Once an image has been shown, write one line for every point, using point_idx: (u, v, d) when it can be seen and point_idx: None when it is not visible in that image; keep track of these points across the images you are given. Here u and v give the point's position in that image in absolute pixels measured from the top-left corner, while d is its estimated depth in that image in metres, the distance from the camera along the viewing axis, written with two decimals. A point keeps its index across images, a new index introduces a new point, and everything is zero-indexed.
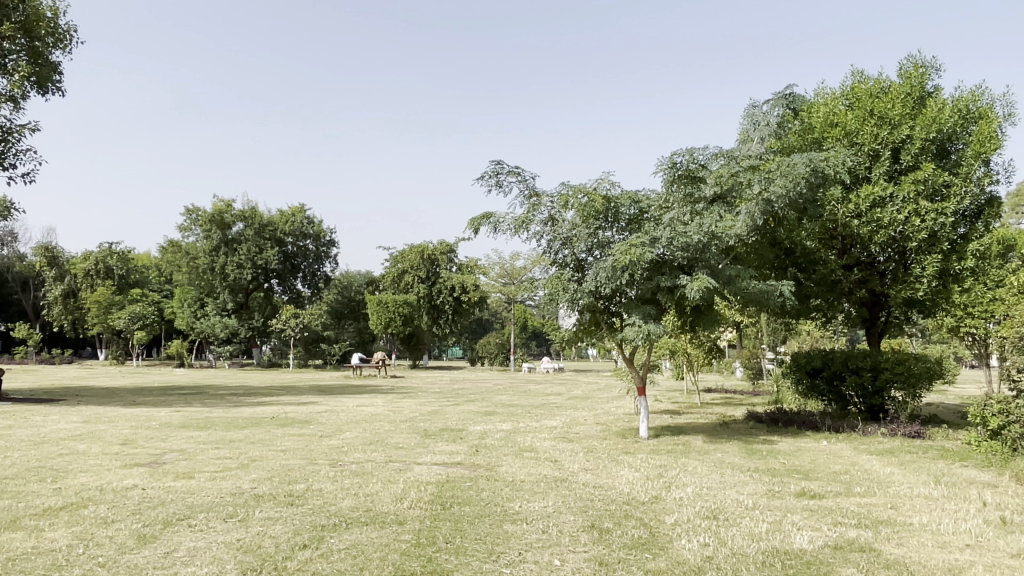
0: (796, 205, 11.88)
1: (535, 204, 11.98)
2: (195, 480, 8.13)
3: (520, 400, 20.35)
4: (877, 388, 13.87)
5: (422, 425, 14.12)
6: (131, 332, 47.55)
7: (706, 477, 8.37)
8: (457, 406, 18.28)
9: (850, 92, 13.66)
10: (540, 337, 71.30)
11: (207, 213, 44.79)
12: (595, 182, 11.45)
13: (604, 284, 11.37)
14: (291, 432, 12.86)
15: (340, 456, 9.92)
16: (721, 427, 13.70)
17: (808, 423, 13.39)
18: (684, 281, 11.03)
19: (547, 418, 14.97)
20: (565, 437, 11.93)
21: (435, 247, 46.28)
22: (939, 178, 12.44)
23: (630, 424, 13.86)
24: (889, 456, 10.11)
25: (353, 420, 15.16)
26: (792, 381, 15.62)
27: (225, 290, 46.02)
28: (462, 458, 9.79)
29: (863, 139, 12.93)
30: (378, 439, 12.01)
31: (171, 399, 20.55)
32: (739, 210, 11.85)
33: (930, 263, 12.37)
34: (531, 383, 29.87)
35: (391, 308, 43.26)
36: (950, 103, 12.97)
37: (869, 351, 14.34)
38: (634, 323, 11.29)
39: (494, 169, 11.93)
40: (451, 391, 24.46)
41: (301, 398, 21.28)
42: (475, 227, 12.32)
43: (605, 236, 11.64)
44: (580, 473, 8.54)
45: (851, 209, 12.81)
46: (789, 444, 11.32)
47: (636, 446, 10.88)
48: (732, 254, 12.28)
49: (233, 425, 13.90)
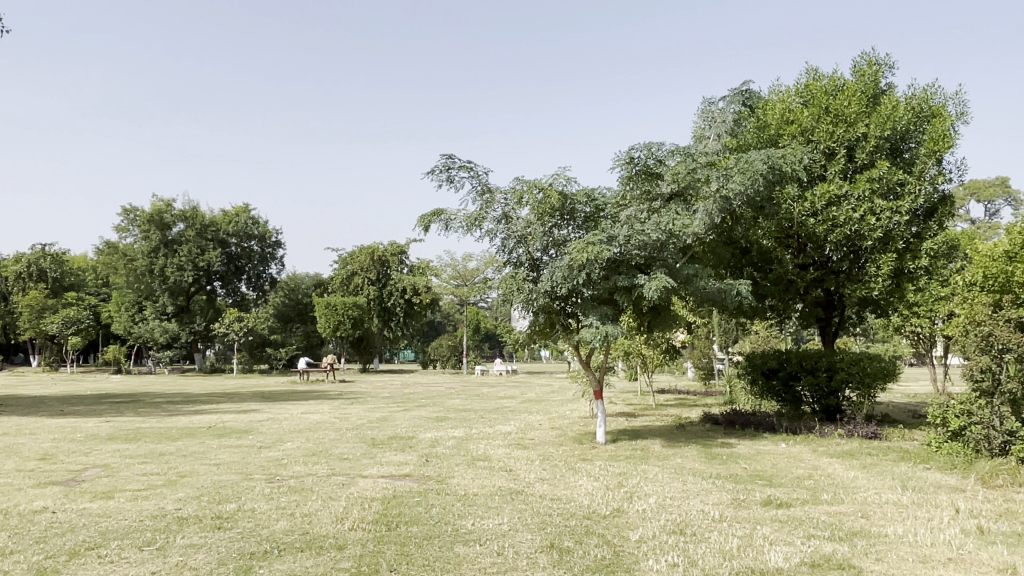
0: (754, 203, 11.61)
1: (488, 201, 11.47)
2: (114, 500, 7.37)
3: (473, 404, 19.81)
4: (832, 388, 13.73)
5: (370, 433, 13.48)
6: (64, 337, 45.41)
7: (668, 485, 7.96)
8: (408, 412, 17.64)
9: (805, 89, 13.50)
10: (494, 340, 70.84)
11: (146, 213, 43.17)
12: (550, 178, 11.01)
13: (560, 284, 10.93)
14: (229, 443, 12.07)
15: (280, 470, 9.24)
16: (679, 430, 13.37)
17: (766, 424, 13.18)
18: (642, 281, 10.65)
19: (501, 423, 14.45)
20: (519, 443, 11.44)
21: (385, 249, 45.46)
22: (893, 176, 12.35)
23: (585, 428, 13.45)
24: (850, 458, 9.90)
25: (296, 428, 14.39)
26: (748, 382, 15.34)
27: (164, 292, 44.34)
28: (411, 469, 9.21)
29: (819, 136, 12.76)
30: (322, 449, 11.33)
31: (102, 408, 19.39)
32: (696, 208, 11.52)
33: (886, 263, 12.26)
34: (484, 386, 29.34)
35: (340, 310, 42.24)
36: (903, 101, 12.93)
37: (824, 351, 14.22)
38: (591, 325, 10.86)
39: (446, 163, 11.42)
40: (401, 396, 23.72)
41: (243, 405, 20.32)
42: (426, 224, 11.75)
43: (560, 234, 11.21)
44: (536, 484, 8.04)
45: (807, 207, 12.57)
46: (748, 448, 11.06)
47: (593, 453, 10.45)
48: (688, 253, 11.94)
49: (166, 436, 13.02)
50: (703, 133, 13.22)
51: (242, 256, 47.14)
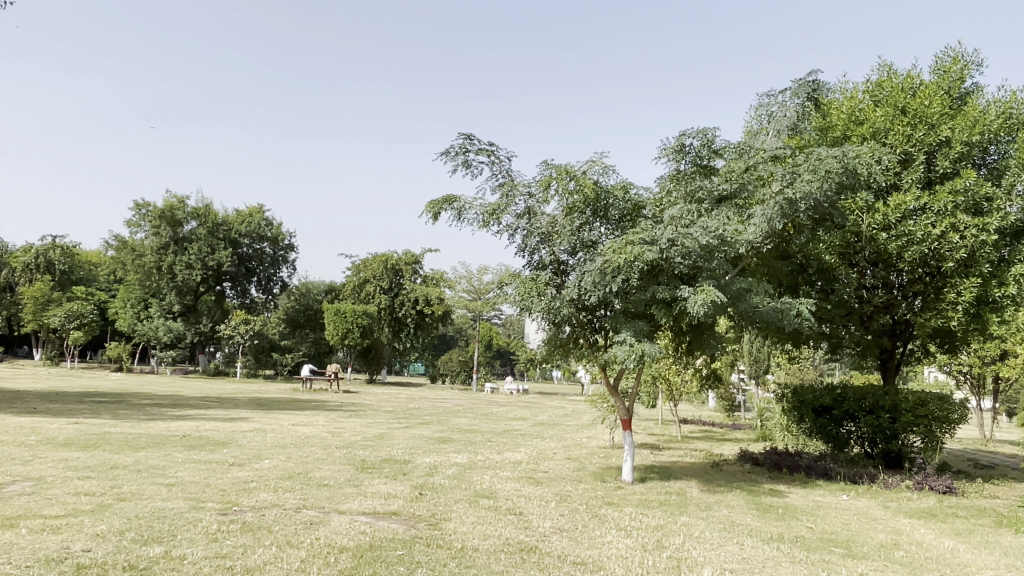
0: (820, 210, 9.91)
1: (510, 192, 9.91)
2: (14, 531, 5.76)
3: (481, 424, 18.12)
4: (895, 432, 11.95)
5: (361, 453, 11.82)
6: (67, 331, 44.11)
7: (722, 550, 6.24)
8: (409, 430, 15.97)
9: (876, 87, 11.84)
10: (506, 356, 68.89)
11: (158, 208, 42.16)
12: (585, 166, 9.43)
13: (589, 292, 9.32)
14: (196, 457, 10.45)
15: (240, 497, 7.60)
16: (715, 471, 11.62)
17: (818, 468, 11.38)
18: (686, 293, 8.97)
19: (510, 450, 12.74)
20: (531, 478, 9.74)
21: (399, 257, 44.00)
22: (980, 189, 10.63)
23: (606, 461, 11.74)
24: (935, 520, 8.15)
25: (281, 443, 12.75)
26: (794, 418, 13.53)
27: (171, 291, 43.11)
28: (398, 506, 7.53)
29: (893, 138, 11.07)
30: (300, 471, 9.67)
31: (78, 407, 17.81)
32: (751, 213, 9.85)
33: (968, 288, 10.48)
34: (494, 405, 27.61)
35: (349, 318, 40.75)
36: (992, 104, 11.25)
37: (885, 388, 12.45)
38: (624, 341, 9.17)
39: (463, 143, 9.99)
40: (405, 411, 22.01)
41: (231, 413, 18.71)
42: (436, 211, 10.20)
43: (591, 234, 9.62)
44: (552, 537, 6.34)
45: (877, 220, 10.87)
46: (803, 499, 9.32)
47: (620, 495, 8.77)
48: (740, 264, 10.22)
49: (129, 445, 11.41)
50: (757, 128, 11.56)
51: (253, 257, 45.84)
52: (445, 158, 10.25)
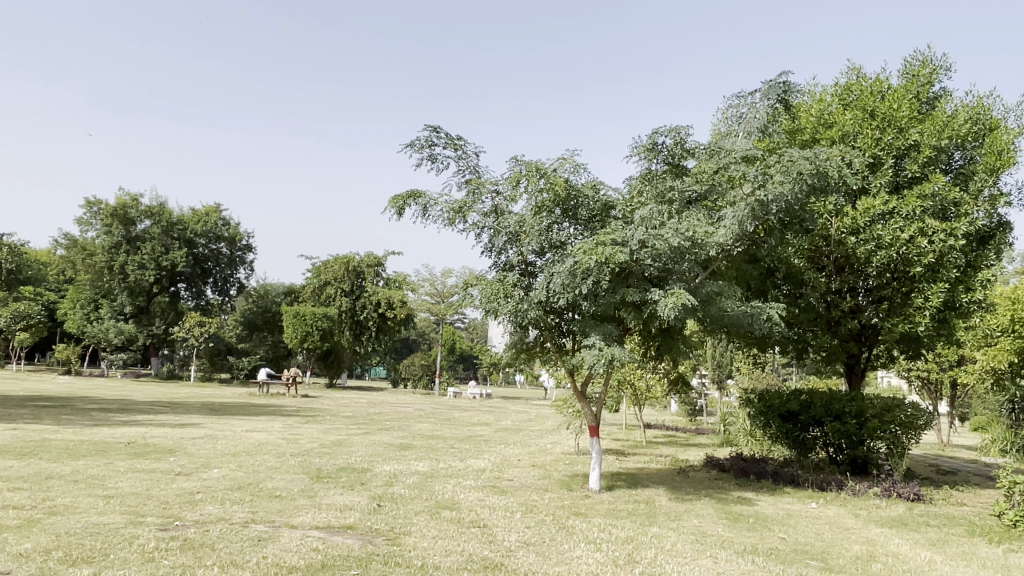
0: (791, 212, 9.73)
1: (476, 189, 9.57)
2: None
3: (443, 430, 17.70)
4: (861, 438, 11.85)
5: (317, 461, 11.31)
6: (11, 332, 42.36)
7: (696, 564, 5.96)
8: (368, 436, 15.47)
9: (845, 90, 11.80)
10: (469, 361, 68.43)
11: (110, 206, 40.82)
12: (555, 163, 9.13)
13: (557, 295, 9.00)
14: (140, 466, 9.86)
15: (184, 511, 7.07)
16: (682, 478, 11.38)
17: (786, 475, 11.20)
18: (656, 296, 8.70)
19: (473, 457, 12.35)
20: (495, 487, 9.36)
21: (361, 259, 43.22)
22: (949, 194, 10.59)
23: (572, 469, 11.43)
24: (907, 530, 8.02)
25: (233, 450, 12.16)
26: (760, 424, 13.37)
27: (123, 291, 41.71)
28: (355, 519, 7.08)
29: (863, 142, 11.00)
30: (252, 482, 9.15)
31: (16, 412, 16.88)
32: (722, 215, 9.65)
33: (936, 293, 10.41)
34: (455, 409, 27.15)
35: (309, 321, 39.95)
36: (958, 110, 11.26)
37: (852, 394, 12.35)
38: (593, 345, 8.86)
39: (429, 136, 9.66)
40: (365, 417, 21.45)
41: (182, 418, 17.95)
42: (398, 207, 9.79)
43: (560, 234, 9.31)
44: (518, 553, 5.99)
45: (847, 224, 10.79)
46: (773, 508, 9.13)
47: (587, 505, 8.46)
48: (710, 267, 9.99)
49: (68, 453, 10.73)
50: (727, 129, 11.38)
51: (210, 257, 44.74)
52: (410, 150, 9.88)
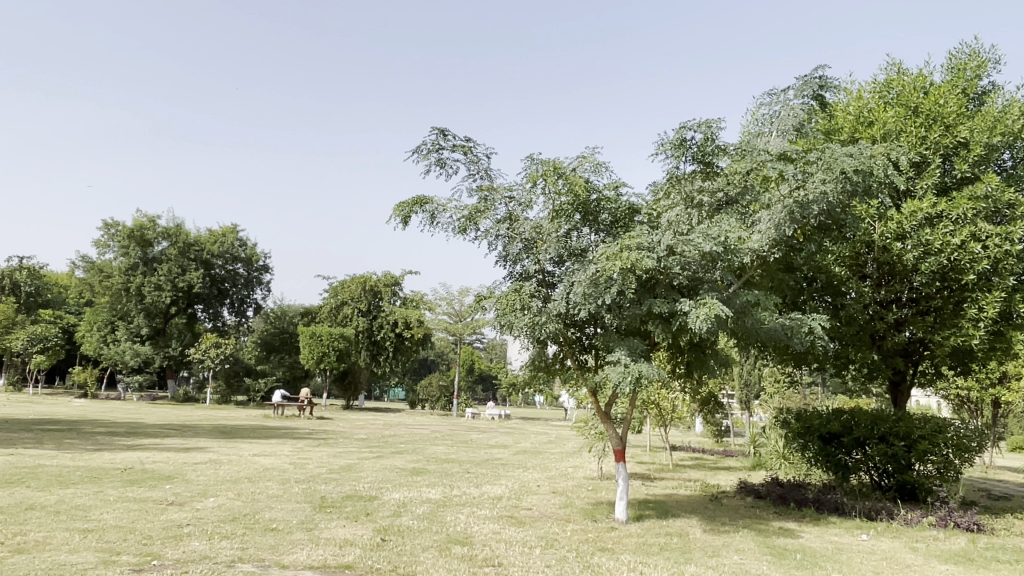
0: (833, 216, 8.92)
1: (489, 195, 8.90)
2: None
3: (459, 453, 16.92)
4: (909, 461, 10.91)
5: (323, 489, 10.57)
6: (28, 356, 42.08)
7: None
8: (379, 460, 14.72)
9: (886, 88, 11.10)
10: (487, 381, 67.64)
11: (127, 228, 40.69)
12: (574, 161, 8.45)
13: (578, 307, 8.26)
14: (131, 496, 9.16)
15: (164, 548, 6.35)
16: (716, 506, 10.49)
17: (830, 503, 10.29)
18: (687, 307, 7.92)
19: (489, 483, 11.54)
20: (512, 518, 8.56)
21: (379, 278, 42.71)
22: (1003, 195, 9.75)
23: (595, 496, 10.60)
24: (975, 567, 7.12)
25: (234, 477, 11.44)
26: (797, 446, 12.44)
27: (140, 313, 41.45)
28: (354, 557, 6.32)
29: (906, 140, 10.21)
30: (249, 513, 8.42)
31: (19, 437, 16.30)
32: (756, 218, 8.88)
33: (991, 303, 9.51)
34: (472, 431, 26.32)
35: (325, 341, 39.41)
36: (1010, 105, 10.48)
37: (897, 413, 11.44)
38: (618, 361, 8.08)
39: (436, 140, 9.02)
40: (379, 439, 20.69)
41: (187, 442, 17.27)
42: (404, 215, 9.12)
43: (579, 240, 8.63)
44: None
45: (891, 229, 10.00)
46: (819, 541, 8.25)
47: (614, 539, 7.64)
48: (744, 275, 9.18)
49: (58, 480, 10.08)
50: (757, 130, 10.65)
51: (227, 279, 44.48)
52: (416, 155, 9.25)
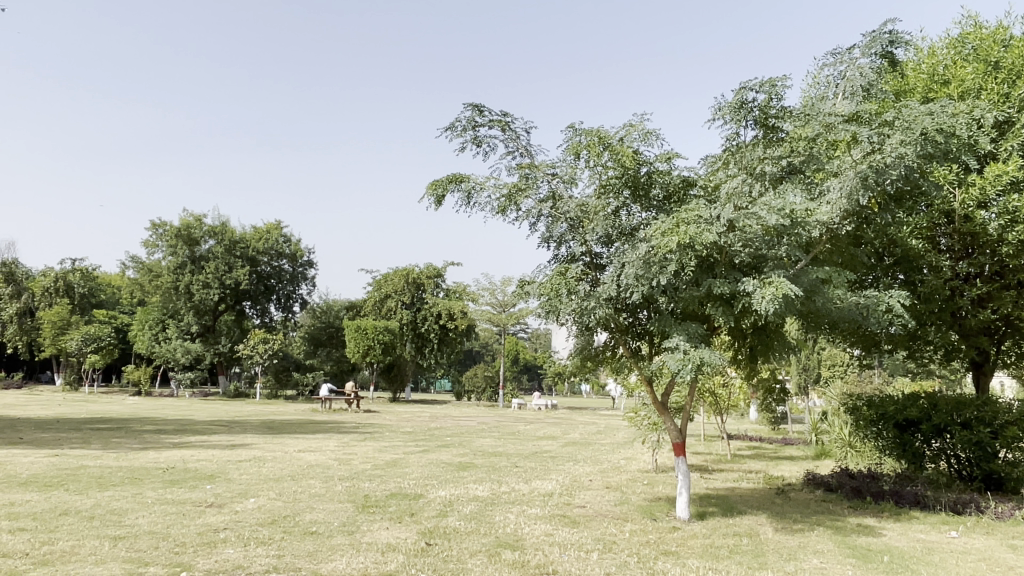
0: (911, 183, 8.09)
1: (531, 173, 8.32)
2: None
3: (506, 446, 16.41)
4: (995, 448, 10.00)
5: (367, 487, 10.16)
6: (83, 356, 42.88)
7: None
8: (425, 454, 14.29)
9: (962, 43, 10.20)
10: (533, 372, 67.19)
11: (174, 227, 41.23)
12: (622, 132, 7.82)
13: (630, 289, 7.63)
14: (170, 498, 8.85)
15: (195, 557, 5.94)
16: (783, 501, 9.75)
17: (909, 496, 9.48)
18: (750, 286, 7.23)
19: (539, 479, 10.98)
20: (565, 518, 7.98)
21: (421, 270, 42.45)
22: None
23: (652, 491, 9.96)
24: None
25: (277, 476, 11.10)
26: (870, 433, 11.58)
27: (189, 311, 41.98)
28: (397, 566, 5.83)
29: (988, 97, 9.30)
30: (289, 515, 8.02)
31: (67, 437, 16.29)
32: (824, 188, 8.12)
33: None
34: (520, 423, 25.83)
35: (370, 334, 39.31)
36: None
37: (979, 397, 10.52)
38: (675, 347, 7.43)
39: (472, 115, 8.47)
40: (426, 433, 20.29)
41: (233, 440, 17.08)
42: (439, 195, 8.61)
43: (629, 219, 8.01)
44: None
45: (973, 196, 9.13)
46: (904, 539, 7.48)
47: (678, 540, 7.01)
48: (811, 251, 8.41)
49: (99, 482, 9.86)
50: (820, 93, 9.87)
51: (272, 275, 44.82)
52: (451, 133, 8.73)
